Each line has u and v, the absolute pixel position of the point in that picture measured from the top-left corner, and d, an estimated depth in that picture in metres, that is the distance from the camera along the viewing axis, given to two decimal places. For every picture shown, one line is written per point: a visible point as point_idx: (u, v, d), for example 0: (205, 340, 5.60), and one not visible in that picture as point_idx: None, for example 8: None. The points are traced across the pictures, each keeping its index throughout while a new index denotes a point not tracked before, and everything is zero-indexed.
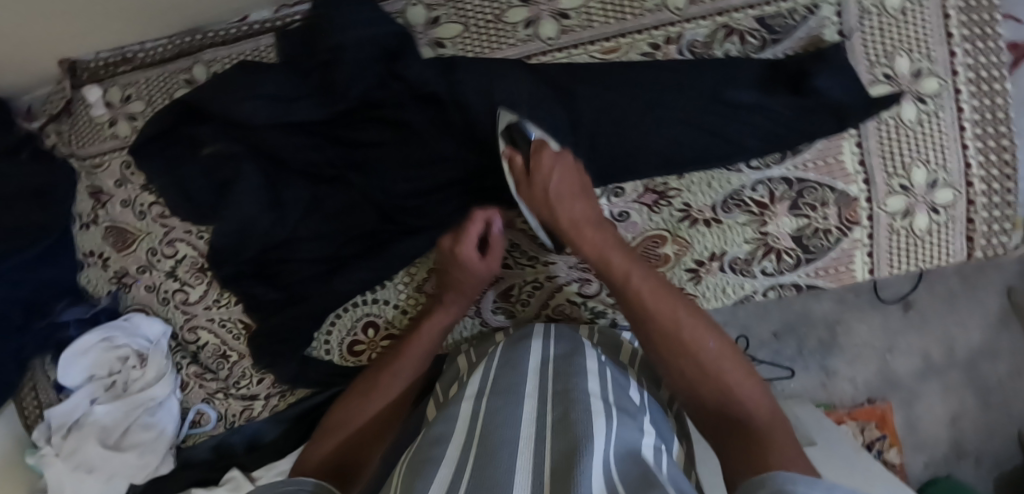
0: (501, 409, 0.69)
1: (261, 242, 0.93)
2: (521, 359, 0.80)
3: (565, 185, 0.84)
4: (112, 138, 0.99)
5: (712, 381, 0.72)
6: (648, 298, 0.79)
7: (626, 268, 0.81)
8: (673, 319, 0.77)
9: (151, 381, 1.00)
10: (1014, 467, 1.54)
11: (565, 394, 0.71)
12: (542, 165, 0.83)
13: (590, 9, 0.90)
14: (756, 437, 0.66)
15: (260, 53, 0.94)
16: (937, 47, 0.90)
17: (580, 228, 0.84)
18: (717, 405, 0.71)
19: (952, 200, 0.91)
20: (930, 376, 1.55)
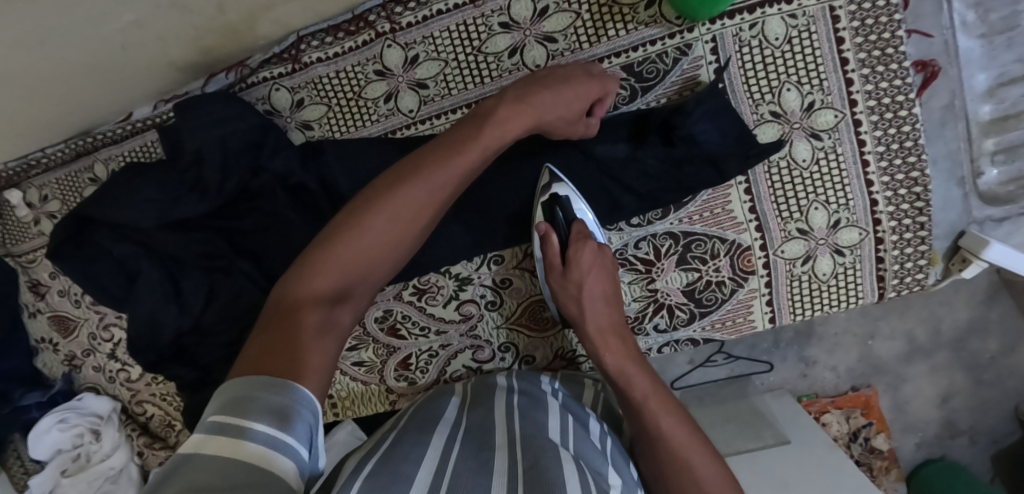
0: (471, 453, 0.69)
1: (175, 330, 0.98)
2: (483, 409, 0.81)
3: (598, 293, 0.80)
4: (39, 236, 1.06)
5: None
6: (656, 403, 0.72)
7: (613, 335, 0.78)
8: (670, 426, 0.70)
9: (109, 452, 1.10)
10: (1013, 442, 1.32)
11: (530, 440, 0.70)
12: (584, 259, 0.79)
13: (447, 76, 0.87)
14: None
15: (147, 149, 0.98)
16: (830, 75, 0.81)
17: (607, 336, 0.78)
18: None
19: (858, 241, 0.84)
20: (917, 358, 1.30)
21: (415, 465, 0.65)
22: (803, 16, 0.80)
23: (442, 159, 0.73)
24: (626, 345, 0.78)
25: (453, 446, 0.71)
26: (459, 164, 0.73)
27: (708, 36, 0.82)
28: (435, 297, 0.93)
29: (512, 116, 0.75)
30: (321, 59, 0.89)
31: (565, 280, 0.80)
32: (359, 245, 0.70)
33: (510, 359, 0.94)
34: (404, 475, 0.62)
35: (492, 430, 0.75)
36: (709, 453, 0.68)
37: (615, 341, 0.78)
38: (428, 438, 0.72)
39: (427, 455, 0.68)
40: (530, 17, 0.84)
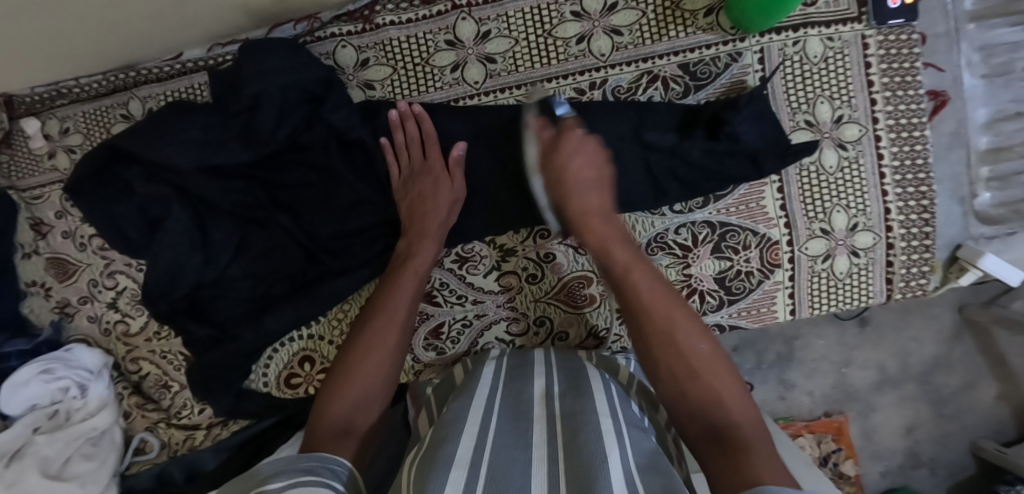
0: (511, 430, 0.69)
1: (194, 280, 0.94)
2: (520, 383, 0.82)
3: (592, 180, 0.83)
4: (52, 170, 1.00)
5: (687, 378, 0.67)
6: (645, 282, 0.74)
7: (604, 237, 0.80)
8: (665, 309, 0.72)
9: (92, 412, 1.01)
10: (968, 477, 1.43)
11: (572, 416, 0.71)
12: (568, 149, 0.83)
13: (516, 54, 0.91)
14: (738, 445, 0.61)
15: (194, 91, 0.95)
16: (857, 94, 0.90)
17: (592, 220, 0.81)
18: (699, 404, 0.66)
19: (872, 244, 0.93)
20: (886, 388, 1.42)
21: (457, 444, 0.65)
22: (838, 39, 0.90)
23: (411, 252, 0.87)
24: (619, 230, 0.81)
25: (491, 417, 0.72)
26: (423, 255, 0.86)
27: (756, 47, 0.90)
28: (477, 266, 0.94)
29: (428, 225, 0.87)
30: (394, 22, 0.91)
31: (551, 164, 0.83)
32: (374, 347, 0.81)
33: (544, 334, 0.96)
34: (442, 457, 0.62)
35: (530, 405, 0.76)
36: (697, 327, 0.71)
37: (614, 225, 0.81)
38: (466, 411, 0.73)
39: (466, 429, 0.68)
40: (600, 10, 0.90)
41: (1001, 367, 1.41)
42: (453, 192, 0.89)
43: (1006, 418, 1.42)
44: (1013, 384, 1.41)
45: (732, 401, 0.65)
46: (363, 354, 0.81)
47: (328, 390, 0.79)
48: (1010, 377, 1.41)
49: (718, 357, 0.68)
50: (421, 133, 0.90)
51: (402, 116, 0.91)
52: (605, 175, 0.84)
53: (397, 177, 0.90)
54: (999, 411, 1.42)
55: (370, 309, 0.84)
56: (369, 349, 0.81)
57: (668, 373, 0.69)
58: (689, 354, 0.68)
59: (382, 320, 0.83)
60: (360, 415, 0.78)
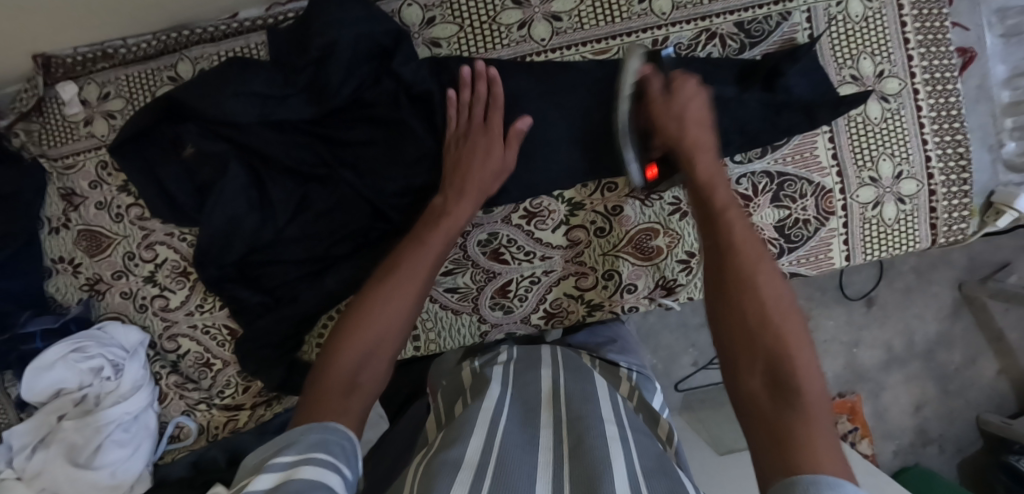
0: (516, 429, 0.67)
1: (248, 241, 0.90)
2: (522, 385, 0.78)
3: (698, 119, 0.82)
4: (88, 137, 0.95)
5: (761, 334, 0.62)
6: (740, 235, 0.71)
7: (711, 174, 0.79)
8: (750, 260, 0.68)
9: (125, 395, 0.93)
10: (975, 452, 1.47)
11: (578, 420, 0.68)
12: (685, 94, 0.83)
13: (581, 12, 0.92)
14: (794, 417, 0.55)
15: (250, 50, 0.92)
16: (896, 50, 0.95)
17: (698, 155, 0.80)
18: (766, 363, 0.60)
19: (916, 191, 0.98)
20: (894, 367, 1.45)
21: (465, 443, 0.63)
22: (877, 0, 0.95)
23: (446, 210, 0.83)
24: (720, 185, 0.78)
25: (501, 420, 0.68)
26: (460, 215, 0.83)
27: (804, 7, 0.94)
28: (545, 221, 0.93)
29: (471, 181, 0.84)
30: None
31: (666, 107, 0.82)
32: (389, 300, 0.73)
33: (612, 287, 0.95)
34: (451, 456, 0.60)
35: (537, 410, 0.73)
36: (779, 280, 0.66)
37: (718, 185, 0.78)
38: (476, 412, 0.69)
39: (477, 428, 0.65)
40: None
41: (998, 343, 1.46)
42: (501, 161, 0.86)
43: (1007, 392, 1.47)
44: (1012, 359, 1.46)
45: (805, 370, 0.58)
46: (370, 317, 0.72)
47: (341, 341, 0.70)
48: (1008, 351, 1.46)
49: (799, 325, 0.62)
50: (490, 94, 0.87)
51: (474, 75, 0.87)
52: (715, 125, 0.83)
53: (450, 134, 0.88)
54: (999, 385, 1.47)
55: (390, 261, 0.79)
56: (385, 301, 0.74)
57: (743, 327, 0.63)
58: (769, 309, 0.63)
59: (405, 276, 0.76)
60: (370, 368, 0.69)
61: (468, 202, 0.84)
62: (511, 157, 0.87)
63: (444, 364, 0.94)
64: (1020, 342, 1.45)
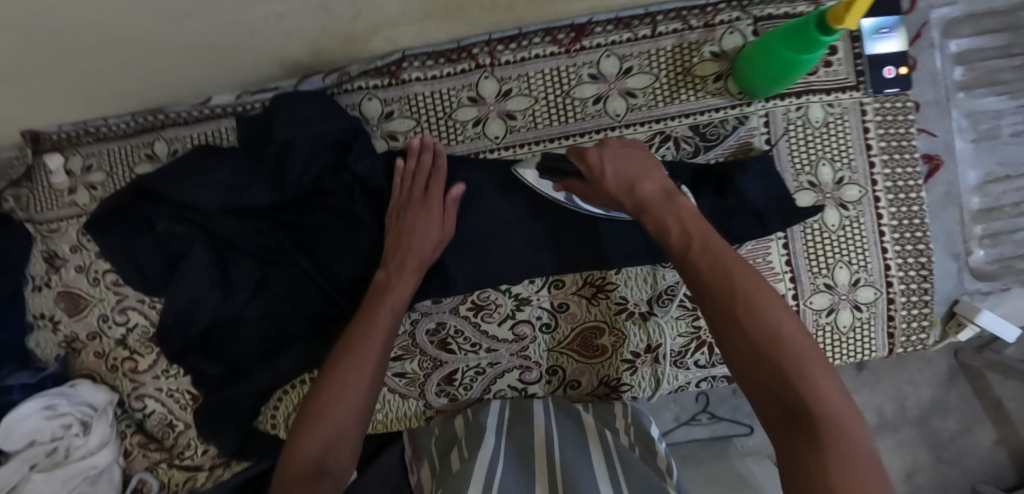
0: (512, 479, 0.72)
1: (209, 318, 0.94)
2: (520, 432, 0.85)
3: (626, 155, 0.79)
4: (71, 205, 1.02)
5: (775, 362, 0.60)
6: (724, 260, 0.67)
7: (664, 204, 0.74)
8: (750, 284, 0.64)
9: (92, 450, 0.99)
10: None
11: (568, 472, 0.74)
12: (611, 148, 0.80)
13: (535, 111, 0.94)
14: (817, 447, 0.56)
15: (220, 135, 0.98)
16: (857, 157, 0.94)
17: (672, 193, 0.75)
18: (783, 396, 0.59)
19: (873, 299, 0.95)
20: (885, 431, 1.33)
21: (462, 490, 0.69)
22: (838, 106, 0.93)
23: (391, 280, 0.86)
24: (684, 219, 0.72)
25: (496, 471, 0.74)
26: (404, 285, 0.86)
27: (762, 112, 0.93)
28: (491, 314, 0.95)
29: (412, 253, 0.87)
30: (420, 78, 0.94)
31: (592, 157, 0.80)
32: (349, 378, 0.78)
33: (555, 382, 0.96)
34: None
35: (531, 457, 0.79)
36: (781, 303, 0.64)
37: (670, 221, 0.72)
38: (472, 465, 0.74)
39: (471, 480, 0.71)
40: (616, 73, 0.93)
41: (997, 411, 1.32)
42: (442, 233, 0.89)
43: (1005, 463, 1.32)
44: (1010, 429, 1.31)
45: (829, 390, 0.58)
46: (331, 396, 0.77)
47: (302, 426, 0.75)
48: (1005, 420, 1.32)
49: (807, 336, 0.61)
50: (435, 164, 0.91)
51: (422, 147, 0.91)
52: (648, 156, 0.80)
53: (394, 204, 0.91)
54: (995, 456, 1.32)
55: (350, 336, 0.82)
56: (345, 379, 0.78)
57: (752, 356, 0.62)
58: (777, 330, 0.62)
59: (359, 349, 0.80)
60: (335, 450, 0.75)
61: (416, 255, 0.87)
62: (449, 221, 0.90)
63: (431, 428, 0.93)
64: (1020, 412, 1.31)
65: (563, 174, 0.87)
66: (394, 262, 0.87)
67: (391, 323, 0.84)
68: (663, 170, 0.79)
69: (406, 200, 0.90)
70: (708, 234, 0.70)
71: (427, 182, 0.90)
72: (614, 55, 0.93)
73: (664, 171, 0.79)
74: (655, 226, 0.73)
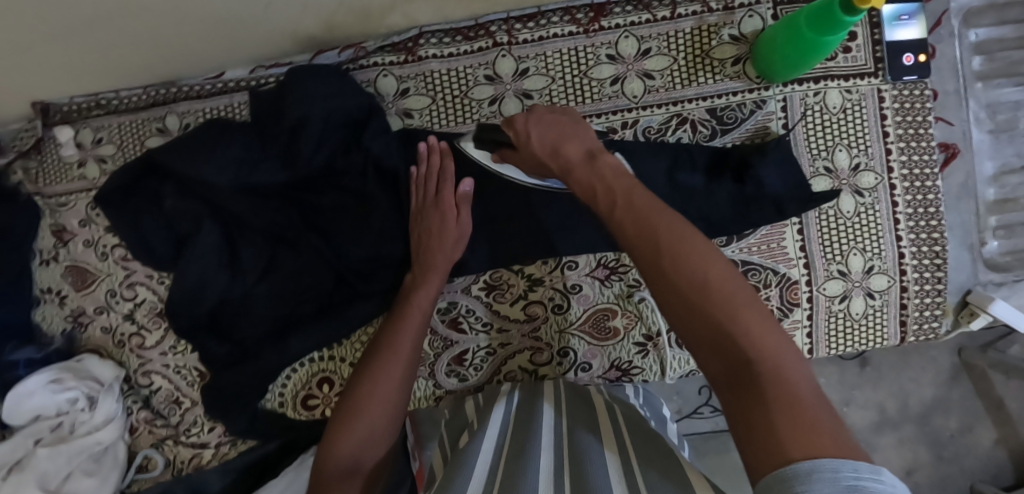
0: (517, 463, 0.67)
1: (219, 296, 0.93)
2: (527, 418, 0.80)
3: (552, 124, 0.80)
4: (79, 179, 1.00)
5: (705, 310, 0.58)
6: (647, 213, 0.65)
7: (589, 168, 0.73)
8: (674, 234, 0.62)
9: (98, 425, 0.99)
10: None
11: (577, 448, 0.69)
12: (537, 116, 0.82)
13: (552, 91, 0.93)
14: (758, 393, 0.53)
15: (233, 109, 0.97)
16: (874, 144, 0.94)
17: (597, 154, 0.75)
18: (718, 344, 0.57)
19: (886, 287, 0.95)
20: (886, 429, 1.33)
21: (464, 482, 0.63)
22: (856, 92, 0.93)
23: (418, 283, 0.87)
24: (605, 176, 0.71)
25: (498, 459, 0.69)
26: (429, 287, 0.86)
27: (780, 96, 0.93)
28: (503, 294, 0.95)
29: (436, 259, 0.87)
30: (436, 55, 0.94)
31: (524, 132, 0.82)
32: (378, 384, 0.80)
33: (567, 364, 0.95)
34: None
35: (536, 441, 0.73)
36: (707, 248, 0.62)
37: (594, 180, 0.71)
38: (474, 453, 0.70)
39: (473, 472, 0.65)
40: (634, 55, 0.93)
41: (998, 411, 1.32)
42: (457, 228, 0.88)
43: (1005, 463, 1.32)
44: (1011, 430, 1.32)
45: (765, 334, 0.56)
46: (363, 404, 0.79)
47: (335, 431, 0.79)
48: (1006, 421, 1.32)
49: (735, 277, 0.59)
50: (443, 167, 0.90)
51: (430, 150, 0.91)
52: (574, 121, 0.81)
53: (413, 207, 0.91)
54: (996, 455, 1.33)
55: (378, 344, 0.84)
56: (374, 384, 0.81)
57: (685, 307, 0.59)
58: (704, 276, 0.59)
59: (391, 358, 0.82)
60: (366, 453, 0.78)
61: (441, 263, 0.87)
62: (465, 220, 0.89)
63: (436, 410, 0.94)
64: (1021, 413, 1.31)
65: (494, 146, 0.89)
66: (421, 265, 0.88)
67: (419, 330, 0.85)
68: (590, 133, 0.79)
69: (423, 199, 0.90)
70: (631, 188, 0.68)
71: (438, 186, 0.89)
72: (632, 36, 0.93)
73: (589, 134, 0.79)
74: (583, 188, 0.72)
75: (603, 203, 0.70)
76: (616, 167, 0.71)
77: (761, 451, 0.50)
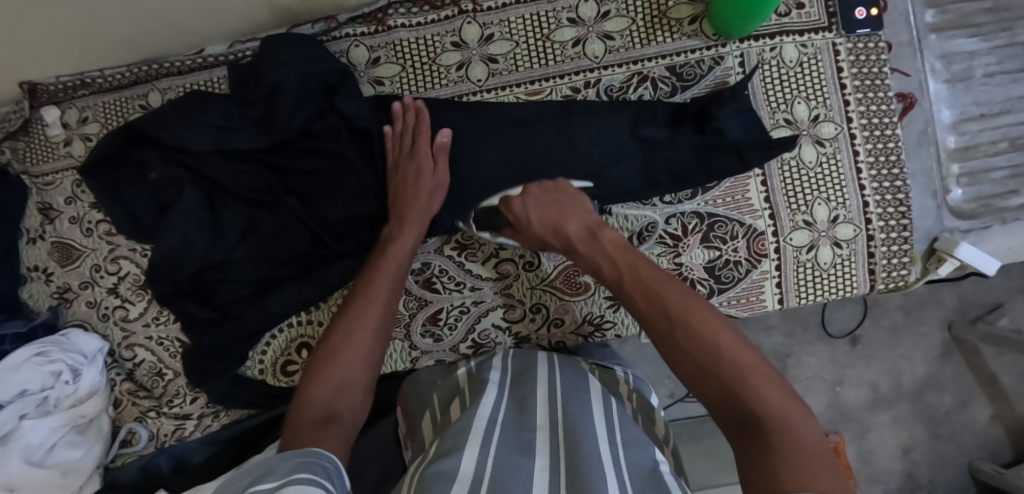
0: (513, 439, 0.67)
1: (200, 262, 0.96)
2: (525, 388, 0.80)
3: (552, 200, 0.85)
4: (66, 156, 1.04)
5: (714, 371, 0.63)
6: (659, 284, 0.70)
7: (591, 244, 0.79)
8: (681, 303, 0.67)
9: (83, 398, 1.00)
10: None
11: (571, 423, 0.71)
12: (529, 195, 0.86)
13: (516, 55, 0.97)
14: (764, 441, 0.58)
15: (212, 84, 1.01)
16: (832, 95, 0.96)
17: (603, 232, 0.80)
18: (728, 399, 0.62)
19: (853, 236, 0.96)
20: (881, 407, 1.28)
21: (460, 454, 0.63)
22: (812, 46, 0.96)
23: (393, 237, 0.89)
24: (612, 255, 0.77)
25: (495, 428, 0.69)
26: (404, 241, 0.88)
27: (737, 53, 0.96)
28: (475, 253, 0.97)
29: (412, 209, 0.89)
30: (405, 24, 0.97)
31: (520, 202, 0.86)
32: (355, 331, 0.79)
33: (539, 320, 0.97)
34: (445, 469, 0.60)
35: (532, 413, 0.74)
36: (718, 321, 0.66)
37: (601, 259, 0.77)
38: (470, 422, 0.69)
39: (469, 441, 0.65)
40: (594, 17, 0.96)
41: (992, 386, 1.28)
42: (435, 179, 0.90)
43: (1001, 439, 1.29)
44: (1006, 404, 1.28)
45: (771, 393, 0.60)
46: (342, 353, 0.77)
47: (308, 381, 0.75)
48: (1002, 396, 1.28)
49: (743, 343, 0.64)
50: (418, 122, 0.93)
51: (405, 109, 0.94)
52: (569, 197, 0.85)
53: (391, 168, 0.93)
54: (993, 430, 1.29)
55: (354, 295, 0.84)
56: (351, 332, 0.79)
57: (698, 371, 0.64)
58: (716, 344, 0.64)
59: (369, 309, 0.82)
60: (344, 399, 0.74)
61: (418, 215, 0.89)
62: (443, 176, 0.91)
63: (419, 377, 0.94)
64: (1016, 388, 1.28)
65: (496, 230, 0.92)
66: (398, 220, 0.89)
67: (395, 282, 0.85)
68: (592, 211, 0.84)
69: (401, 153, 0.92)
70: (640, 266, 0.73)
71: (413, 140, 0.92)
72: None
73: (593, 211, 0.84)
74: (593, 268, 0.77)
75: (614, 279, 0.75)
76: (619, 245, 0.77)
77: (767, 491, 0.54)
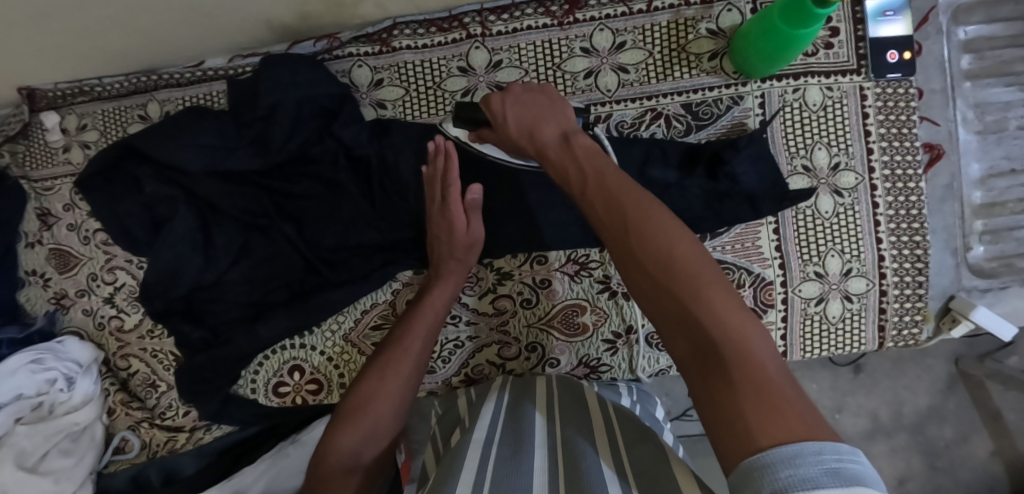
0: (510, 457, 0.64)
1: (192, 282, 0.94)
2: (523, 410, 0.78)
3: (526, 101, 0.79)
4: (65, 163, 1.03)
5: (668, 288, 0.58)
6: (620, 193, 0.64)
7: (560, 147, 0.72)
8: (641, 214, 0.62)
9: (76, 406, 1.00)
10: None
11: (569, 442, 0.68)
12: (512, 94, 0.79)
13: (525, 84, 0.93)
14: (722, 372, 0.52)
15: (212, 98, 0.98)
16: (855, 143, 0.91)
17: (573, 133, 0.74)
18: (681, 321, 0.57)
19: (864, 290, 0.93)
20: (879, 437, 1.22)
21: (454, 480, 0.60)
22: (837, 89, 0.91)
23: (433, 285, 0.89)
24: (578, 155, 0.70)
25: (490, 450, 0.67)
26: (441, 292, 0.88)
27: (757, 93, 0.91)
28: (472, 287, 0.95)
29: (450, 265, 0.88)
30: (410, 46, 0.94)
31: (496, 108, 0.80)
32: (387, 384, 0.83)
33: (535, 359, 0.95)
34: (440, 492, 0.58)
35: (530, 432, 0.71)
36: (678, 231, 0.61)
37: (566, 160, 0.70)
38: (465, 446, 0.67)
39: (464, 468, 0.63)
40: (609, 48, 0.92)
41: (995, 421, 1.21)
42: (469, 237, 0.87)
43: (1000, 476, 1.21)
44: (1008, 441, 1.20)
45: (727, 310, 0.55)
46: (370, 406, 0.83)
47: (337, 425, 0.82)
48: (1006, 433, 1.20)
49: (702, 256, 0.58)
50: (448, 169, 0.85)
51: (437, 149, 0.86)
52: (546, 97, 0.79)
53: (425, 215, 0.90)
54: (991, 467, 1.21)
55: (389, 342, 0.87)
56: (381, 385, 0.84)
57: (654, 289, 0.59)
58: (670, 255, 0.59)
59: (398, 362, 0.85)
60: (366, 453, 0.81)
61: (457, 269, 0.88)
62: (478, 232, 0.87)
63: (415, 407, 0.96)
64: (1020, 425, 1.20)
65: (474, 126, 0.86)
66: (439, 267, 0.89)
67: (428, 337, 0.87)
68: (566, 111, 0.78)
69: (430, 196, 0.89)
70: (602, 167, 0.68)
71: (443, 190, 0.86)
72: (607, 29, 0.92)
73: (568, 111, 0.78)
74: (557, 170, 0.71)
75: (575, 180, 0.69)
76: (587, 148, 0.70)
77: (728, 442, 0.49)
